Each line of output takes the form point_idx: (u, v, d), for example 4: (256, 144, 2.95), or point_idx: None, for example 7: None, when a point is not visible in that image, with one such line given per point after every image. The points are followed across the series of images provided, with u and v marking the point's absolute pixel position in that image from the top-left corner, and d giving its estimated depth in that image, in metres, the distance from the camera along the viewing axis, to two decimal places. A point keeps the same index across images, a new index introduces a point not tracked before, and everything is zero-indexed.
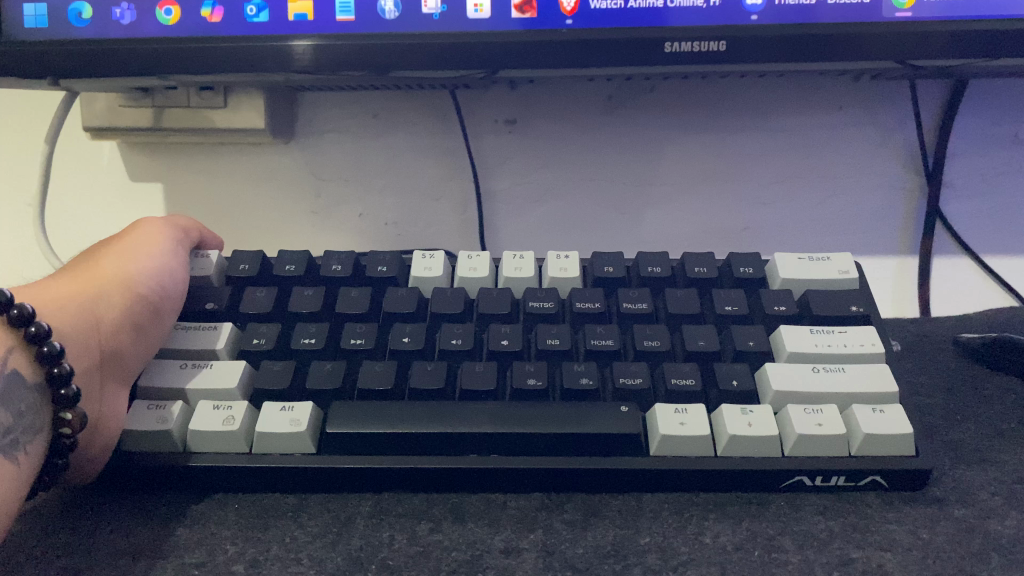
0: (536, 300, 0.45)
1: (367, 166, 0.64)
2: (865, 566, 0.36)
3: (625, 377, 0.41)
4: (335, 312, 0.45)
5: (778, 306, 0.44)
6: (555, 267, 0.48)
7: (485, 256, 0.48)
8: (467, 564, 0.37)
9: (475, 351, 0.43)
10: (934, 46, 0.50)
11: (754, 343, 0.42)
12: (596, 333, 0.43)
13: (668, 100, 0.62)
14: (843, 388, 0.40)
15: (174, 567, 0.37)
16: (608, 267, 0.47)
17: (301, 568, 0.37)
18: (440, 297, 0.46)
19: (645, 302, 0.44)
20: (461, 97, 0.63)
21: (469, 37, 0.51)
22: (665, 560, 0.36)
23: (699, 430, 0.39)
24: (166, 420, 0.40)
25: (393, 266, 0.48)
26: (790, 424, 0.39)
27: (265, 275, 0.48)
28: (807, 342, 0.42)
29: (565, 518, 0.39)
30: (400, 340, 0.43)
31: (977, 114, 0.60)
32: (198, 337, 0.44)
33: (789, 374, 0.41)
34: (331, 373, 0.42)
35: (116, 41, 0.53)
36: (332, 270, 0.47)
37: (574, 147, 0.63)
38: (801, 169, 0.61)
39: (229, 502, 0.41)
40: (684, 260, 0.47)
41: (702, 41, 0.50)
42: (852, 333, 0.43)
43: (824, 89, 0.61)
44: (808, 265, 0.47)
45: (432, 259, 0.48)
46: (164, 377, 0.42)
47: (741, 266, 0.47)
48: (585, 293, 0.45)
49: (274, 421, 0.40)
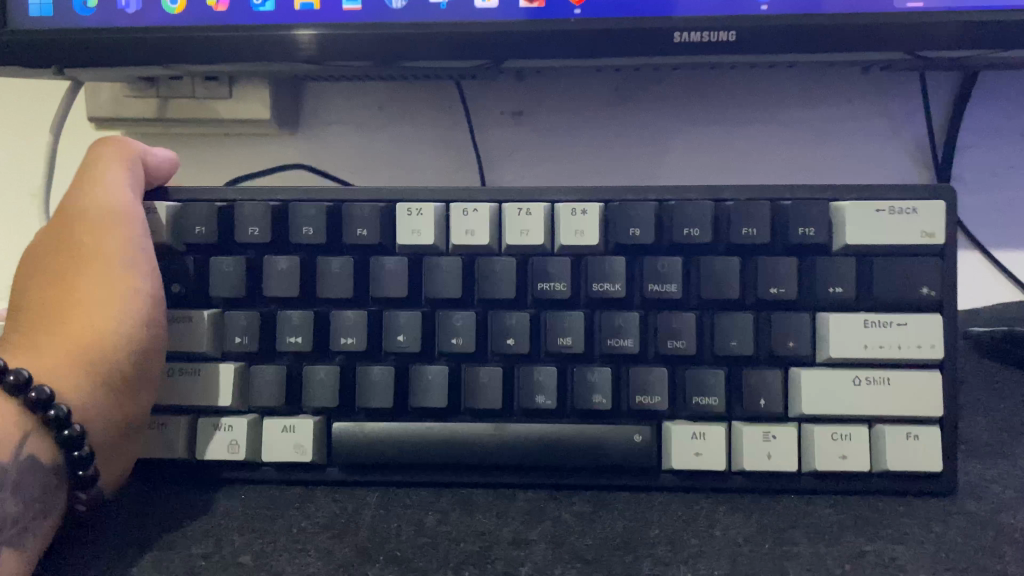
0: (547, 281, 0.42)
1: (372, 158, 0.64)
2: (877, 559, 0.36)
3: (641, 396, 0.41)
4: (328, 297, 0.43)
5: (830, 287, 0.41)
6: (567, 229, 0.42)
7: (485, 212, 0.42)
8: (476, 556, 0.36)
9: (480, 352, 0.42)
10: (943, 37, 0.49)
11: (794, 344, 0.41)
12: (612, 332, 0.41)
13: (675, 92, 0.61)
14: (879, 409, 0.40)
15: (180, 559, 0.37)
16: (634, 229, 0.41)
17: (310, 560, 0.36)
18: (444, 278, 0.42)
19: (673, 282, 0.41)
20: (467, 88, 0.63)
21: (476, 28, 0.51)
22: (675, 551, 0.36)
23: (710, 466, 0.40)
24: (173, 446, 0.42)
25: (383, 235, 0.42)
26: (812, 450, 0.40)
27: (233, 242, 0.43)
28: (854, 342, 0.40)
29: (575, 510, 0.39)
30: (395, 339, 0.42)
31: (985, 106, 0.60)
32: (174, 334, 0.43)
33: (824, 390, 0.41)
34: (332, 385, 0.42)
35: (121, 29, 0.53)
36: (304, 236, 0.42)
37: (580, 138, 0.63)
38: (810, 160, 0.61)
39: (239, 491, 0.42)
40: (727, 211, 0.41)
41: (711, 32, 0.50)
42: (911, 329, 0.41)
43: (831, 79, 0.60)
44: (880, 221, 0.40)
45: (422, 217, 0.42)
46: (156, 390, 0.43)
47: (799, 228, 0.41)
48: (606, 268, 0.41)
49: (278, 447, 0.42)
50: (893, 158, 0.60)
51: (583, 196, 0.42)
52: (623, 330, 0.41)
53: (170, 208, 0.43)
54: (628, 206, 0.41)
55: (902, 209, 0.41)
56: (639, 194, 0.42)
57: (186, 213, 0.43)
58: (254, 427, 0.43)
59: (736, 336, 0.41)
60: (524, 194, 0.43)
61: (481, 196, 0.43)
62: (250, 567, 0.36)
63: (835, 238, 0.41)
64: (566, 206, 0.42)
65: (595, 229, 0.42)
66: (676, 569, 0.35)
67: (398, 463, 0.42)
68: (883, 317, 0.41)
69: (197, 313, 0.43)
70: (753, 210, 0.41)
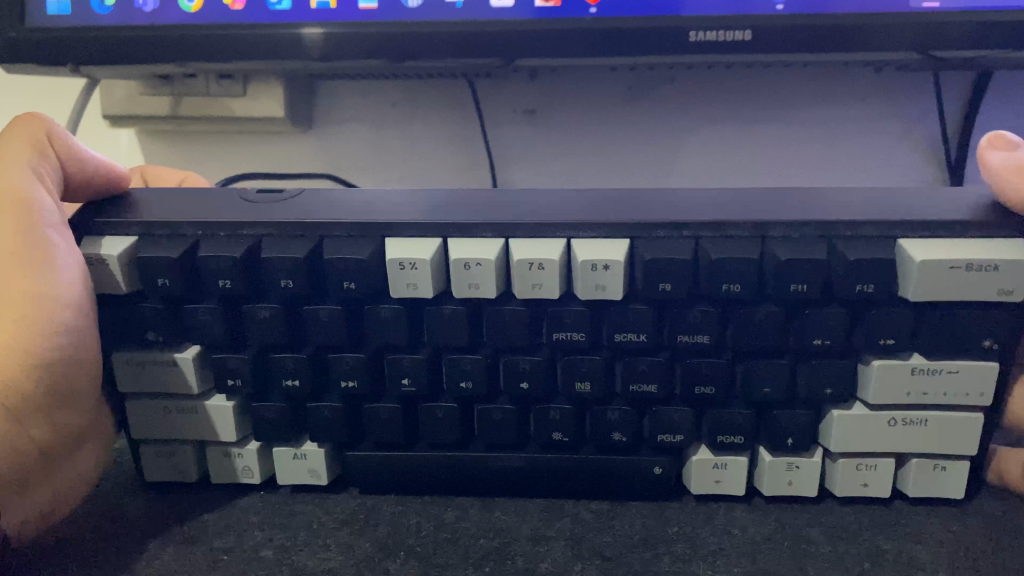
0: (564, 330, 0.38)
1: (385, 154, 0.65)
2: (898, 556, 0.35)
3: (665, 435, 0.39)
4: (321, 342, 0.39)
5: (883, 340, 0.37)
6: (586, 283, 0.37)
7: (488, 263, 0.37)
8: (496, 552, 0.36)
9: (490, 392, 0.39)
10: (959, 37, 0.49)
11: (831, 391, 0.38)
12: (637, 376, 0.38)
13: (689, 91, 0.61)
14: (912, 448, 0.38)
15: (204, 553, 0.36)
16: (664, 282, 0.37)
17: (329, 554, 0.36)
18: (452, 324, 0.38)
19: (707, 334, 0.37)
20: (481, 87, 0.62)
21: (489, 26, 0.51)
22: (693, 549, 0.36)
23: (731, 493, 0.39)
24: (184, 471, 0.42)
25: (376, 284, 0.38)
26: (835, 478, 0.39)
27: (204, 290, 0.39)
28: (901, 387, 0.37)
29: (592, 509, 0.39)
30: (400, 383, 0.39)
31: (1001, 104, 0.59)
32: (161, 376, 0.41)
33: (859, 430, 0.38)
34: (337, 421, 0.40)
35: (138, 28, 0.53)
36: (285, 289, 0.38)
37: (592, 136, 0.63)
38: (820, 159, 0.61)
39: (254, 490, 0.42)
40: (778, 261, 0.36)
41: (727, 31, 0.50)
42: (961, 378, 0.37)
43: (846, 82, 0.60)
44: (953, 277, 0.35)
45: (417, 270, 0.37)
46: (155, 426, 0.42)
47: (857, 284, 0.36)
48: (631, 319, 0.38)
49: (294, 473, 0.41)
50: (905, 158, 0.61)
51: (606, 230, 0.38)
52: (648, 375, 0.38)
53: (124, 257, 0.39)
54: (658, 262, 0.36)
55: (983, 263, 0.35)
56: (671, 228, 0.37)
57: (143, 265, 0.39)
58: (264, 452, 0.42)
59: (772, 382, 0.38)
60: (536, 227, 0.38)
61: (487, 226, 0.38)
62: (271, 559, 0.36)
63: (897, 282, 0.36)
64: (585, 260, 0.36)
65: (617, 284, 0.37)
66: (694, 567, 0.35)
67: (411, 475, 0.41)
68: (934, 362, 0.37)
69: (181, 357, 0.40)
70: (806, 261, 0.36)
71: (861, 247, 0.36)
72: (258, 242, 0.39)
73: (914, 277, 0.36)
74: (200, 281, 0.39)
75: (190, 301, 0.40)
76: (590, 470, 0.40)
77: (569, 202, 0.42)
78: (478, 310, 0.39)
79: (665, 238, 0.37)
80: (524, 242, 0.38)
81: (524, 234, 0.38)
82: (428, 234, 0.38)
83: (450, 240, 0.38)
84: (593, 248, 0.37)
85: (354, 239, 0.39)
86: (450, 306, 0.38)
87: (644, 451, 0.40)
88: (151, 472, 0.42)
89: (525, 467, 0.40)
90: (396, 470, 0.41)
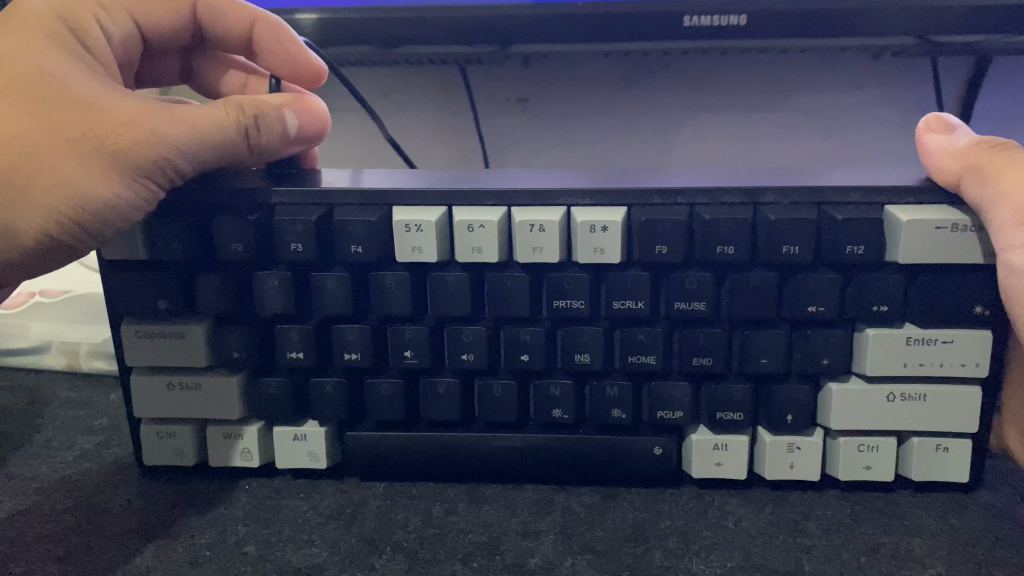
0: (563, 298, 0.37)
1: (376, 144, 0.64)
2: (894, 550, 0.34)
3: (664, 411, 0.38)
4: (324, 311, 0.38)
5: (877, 307, 0.36)
6: (585, 246, 0.36)
7: (491, 226, 0.36)
8: (485, 547, 0.35)
9: (489, 366, 0.39)
10: (954, 19, 0.48)
11: (829, 361, 0.37)
12: (636, 348, 0.38)
13: (681, 78, 0.60)
14: (913, 424, 0.37)
15: (186, 549, 0.35)
16: (661, 246, 0.36)
17: (314, 549, 0.35)
18: (449, 295, 0.38)
19: (705, 302, 0.37)
20: (472, 74, 0.61)
21: (479, 11, 0.49)
22: (687, 543, 0.35)
23: (735, 475, 0.38)
24: (183, 453, 0.41)
25: (375, 253, 0.37)
26: (837, 459, 0.38)
27: (206, 254, 0.39)
28: (897, 358, 0.37)
29: (584, 501, 0.38)
30: (401, 355, 0.39)
31: (999, 91, 0.58)
32: (166, 348, 0.40)
33: (860, 403, 0.37)
34: (333, 397, 0.40)
35: None
36: (292, 254, 0.37)
37: (585, 126, 0.62)
38: (816, 147, 0.61)
39: (241, 482, 0.41)
40: (770, 223, 0.35)
41: (722, 16, 0.48)
42: (956, 347, 0.36)
43: (844, 65, 0.59)
44: (942, 239, 0.35)
45: (422, 233, 0.37)
46: (158, 405, 0.41)
47: (849, 246, 0.36)
48: (629, 285, 0.37)
49: (292, 456, 0.40)
50: (903, 146, 0.60)
51: (605, 197, 0.37)
52: (646, 347, 0.38)
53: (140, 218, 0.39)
54: (654, 224, 0.36)
55: (970, 223, 0.35)
56: (667, 194, 0.36)
57: (156, 227, 0.38)
58: (264, 433, 0.41)
59: (769, 353, 0.37)
60: (535, 194, 0.37)
61: (482, 196, 0.37)
62: (254, 555, 0.35)
63: (891, 249, 0.36)
64: (585, 222, 0.36)
65: (617, 247, 0.36)
66: (687, 561, 0.34)
67: (401, 464, 0.40)
68: (930, 332, 0.36)
69: (187, 330, 0.39)
70: (801, 223, 0.35)
71: (866, 215, 0.35)
72: (269, 211, 0.38)
73: (903, 238, 0.35)
74: (210, 247, 0.38)
75: (198, 269, 0.39)
76: (585, 453, 0.39)
77: (564, 175, 0.41)
78: (476, 289, 0.38)
79: (661, 206, 0.36)
80: (524, 209, 0.37)
81: (525, 202, 0.37)
82: (428, 204, 0.37)
83: (451, 208, 0.37)
84: (590, 211, 0.37)
85: (359, 207, 0.38)
86: (453, 273, 0.37)
87: (643, 430, 0.40)
88: (153, 452, 0.41)
89: (524, 448, 0.39)
90: (389, 456, 0.40)
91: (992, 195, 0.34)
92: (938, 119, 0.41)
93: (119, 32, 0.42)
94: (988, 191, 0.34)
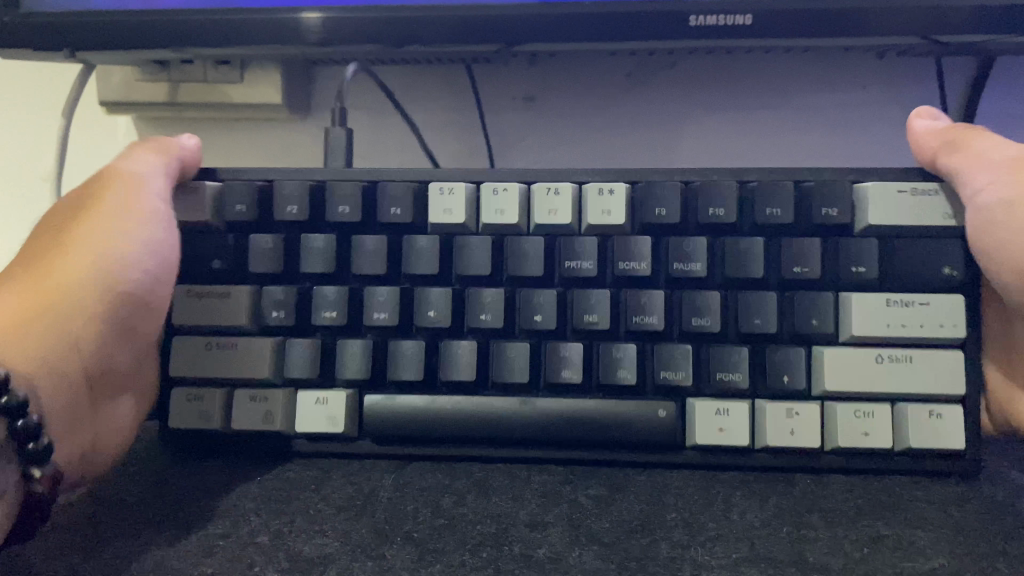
0: (574, 259, 0.40)
1: (381, 146, 0.63)
2: (896, 543, 0.35)
3: (666, 372, 0.39)
4: (356, 273, 0.40)
5: (854, 267, 0.38)
6: (593, 208, 0.40)
7: (511, 190, 0.40)
8: (494, 538, 0.36)
9: (508, 327, 0.40)
10: (959, 21, 0.47)
11: (817, 321, 0.39)
12: (638, 308, 0.39)
13: (688, 76, 0.61)
14: (903, 387, 0.38)
15: (199, 539, 0.36)
16: (660, 208, 0.39)
17: (325, 539, 0.36)
18: (468, 247, 0.40)
19: (700, 261, 0.39)
20: (478, 72, 0.63)
21: (490, 10, 0.49)
22: (692, 535, 0.36)
23: (737, 441, 0.38)
24: (209, 417, 0.41)
25: (410, 216, 0.40)
26: (834, 427, 0.38)
27: (265, 220, 0.42)
28: (880, 319, 0.38)
29: (590, 494, 0.38)
30: (426, 314, 0.40)
31: (1001, 91, 0.58)
32: (213, 310, 0.41)
33: (849, 367, 0.38)
34: (359, 356, 0.40)
35: (134, 12, 0.50)
36: (342, 215, 0.40)
37: (593, 128, 0.62)
38: (829, 149, 0.60)
39: (252, 476, 0.41)
40: (755, 190, 0.39)
41: (727, 15, 0.48)
42: (932, 305, 0.38)
43: (846, 64, 0.60)
44: (909, 201, 0.38)
45: (454, 194, 0.40)
46: (194, 365, 0.41)
47: (825, 208, 0.39)
48: (633, 247, 0.39)
49: (311, 420, 0.40)
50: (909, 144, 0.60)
51: None
52: (647, 307, 0.39)
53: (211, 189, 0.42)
54: (654, 186, 0.39)
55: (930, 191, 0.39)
56: (665, 175, 0.40)
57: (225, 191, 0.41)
58: (289, 402, 0.41)
59: (762, 313, 0.39)
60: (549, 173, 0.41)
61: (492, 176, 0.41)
62: (266, 545, 0.36)
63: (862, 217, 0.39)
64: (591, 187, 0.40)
65: (621, 206, 0.39)
66: (693, 552, 0.35)
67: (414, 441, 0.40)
68: (907, 295, 0.39)
69: (234, 288, 0.41)
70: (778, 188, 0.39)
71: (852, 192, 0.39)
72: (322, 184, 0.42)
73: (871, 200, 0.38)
74: (272, 209, 0.41)
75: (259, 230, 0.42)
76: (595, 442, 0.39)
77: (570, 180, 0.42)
78: None
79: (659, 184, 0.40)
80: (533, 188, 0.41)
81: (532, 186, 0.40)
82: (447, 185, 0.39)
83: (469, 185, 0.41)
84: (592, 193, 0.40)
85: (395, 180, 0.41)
86: (476, 237, 0.40)
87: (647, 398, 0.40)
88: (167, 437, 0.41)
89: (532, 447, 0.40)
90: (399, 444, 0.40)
91: (962, 169, 0.38)
92: (932, 110, 0.45)
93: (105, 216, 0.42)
94: (958, 161, 0.39)
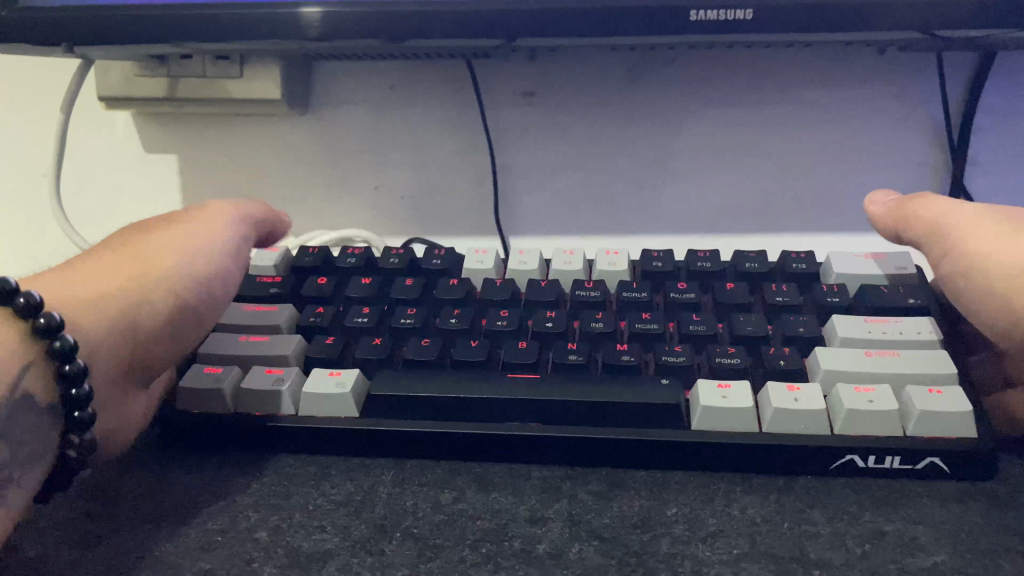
0: (582, 289, 0.46)
1: (383, 140, 0.64)
2: (898, 539, 0.35)
3: (668, 356, 0.41)
4: (391, 298, 0.47)
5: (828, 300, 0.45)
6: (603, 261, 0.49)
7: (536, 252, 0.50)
8: (493, 534, 0.35)
9: (519, 333, 0.44)
10: (963, 15, 0.47)
11: (804, 330, 0.43)
12: (640, 319, 0.44)
13: (688, 73, 0.61)
14: (898, 371, 0.40)
15: (198, 535, 0.36)
16: (656, 264, 0.48)
17: (324, 534, 0.35)
18: (498, 284, 0.47)
19: (693, 292, 0.45)
20: (478, 67, 0.62)
21: (491, 3, 0.48)
22: (692, 530, 0.35)
23: (742, 405, 0.38)
24: (221, 380, 0.41)
25: (451, 264, 0.49)
26: (838, 402, 0.39)
27: (327, 267, 0.50)
28: (862, 329, 0.42)
29: (590, 489, 0.38)
30: (447, 319, 0.44)
31: (1001, 87, 0.58)
32: (257, 315, 0.45)
33: (840, 360, 0.40)
34: (382, 345, 0.43)
35: (133, 6, 0.50)
36: (392, 263, 0.49)
37: (593, 123, 0.62)
38: (826, 144, 0.61)
39: (248, 469, 0.40)
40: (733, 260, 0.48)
41: (728, 10, 0.47)
42: (907, 324, 0.43)
43: (847, 61, 0.60)
44: (863, 263, 0.47)
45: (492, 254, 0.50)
46: (222, 348, 0.44)
47: (789, 267, 0.48)
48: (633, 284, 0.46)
49: (324, 388, 0.41)
50: (908, 139, 0.60)
51: None
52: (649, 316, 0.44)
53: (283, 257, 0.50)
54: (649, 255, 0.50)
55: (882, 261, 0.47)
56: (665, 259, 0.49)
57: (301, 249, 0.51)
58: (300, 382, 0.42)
59: (750, 321, 0.43)
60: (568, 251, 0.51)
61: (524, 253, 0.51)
62: (265, 542, 0.35)
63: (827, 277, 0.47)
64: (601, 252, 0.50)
65: (626, 260, 0.49)
66: (694, 548, 0.34)
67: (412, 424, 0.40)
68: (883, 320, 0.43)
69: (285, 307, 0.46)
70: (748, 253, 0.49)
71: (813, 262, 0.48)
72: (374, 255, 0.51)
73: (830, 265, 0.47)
74: (334, 263, 0.50)
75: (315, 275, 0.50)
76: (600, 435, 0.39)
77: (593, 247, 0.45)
78: None
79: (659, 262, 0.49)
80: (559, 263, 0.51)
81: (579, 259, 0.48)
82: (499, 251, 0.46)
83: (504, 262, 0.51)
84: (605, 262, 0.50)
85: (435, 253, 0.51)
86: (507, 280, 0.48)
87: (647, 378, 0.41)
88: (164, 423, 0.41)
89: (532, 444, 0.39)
90: (398, 441, 0.40)
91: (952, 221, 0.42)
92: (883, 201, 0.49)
93: (186, 232, 0.44)
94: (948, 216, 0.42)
